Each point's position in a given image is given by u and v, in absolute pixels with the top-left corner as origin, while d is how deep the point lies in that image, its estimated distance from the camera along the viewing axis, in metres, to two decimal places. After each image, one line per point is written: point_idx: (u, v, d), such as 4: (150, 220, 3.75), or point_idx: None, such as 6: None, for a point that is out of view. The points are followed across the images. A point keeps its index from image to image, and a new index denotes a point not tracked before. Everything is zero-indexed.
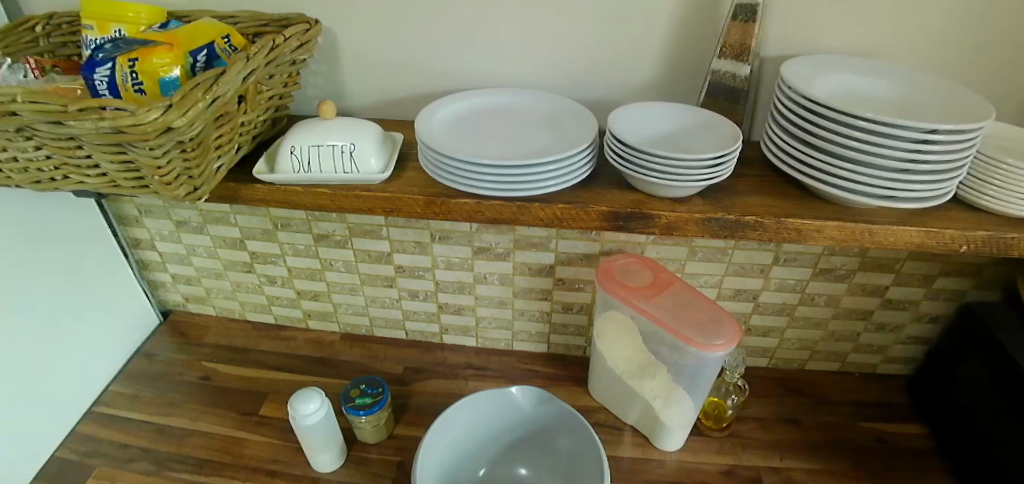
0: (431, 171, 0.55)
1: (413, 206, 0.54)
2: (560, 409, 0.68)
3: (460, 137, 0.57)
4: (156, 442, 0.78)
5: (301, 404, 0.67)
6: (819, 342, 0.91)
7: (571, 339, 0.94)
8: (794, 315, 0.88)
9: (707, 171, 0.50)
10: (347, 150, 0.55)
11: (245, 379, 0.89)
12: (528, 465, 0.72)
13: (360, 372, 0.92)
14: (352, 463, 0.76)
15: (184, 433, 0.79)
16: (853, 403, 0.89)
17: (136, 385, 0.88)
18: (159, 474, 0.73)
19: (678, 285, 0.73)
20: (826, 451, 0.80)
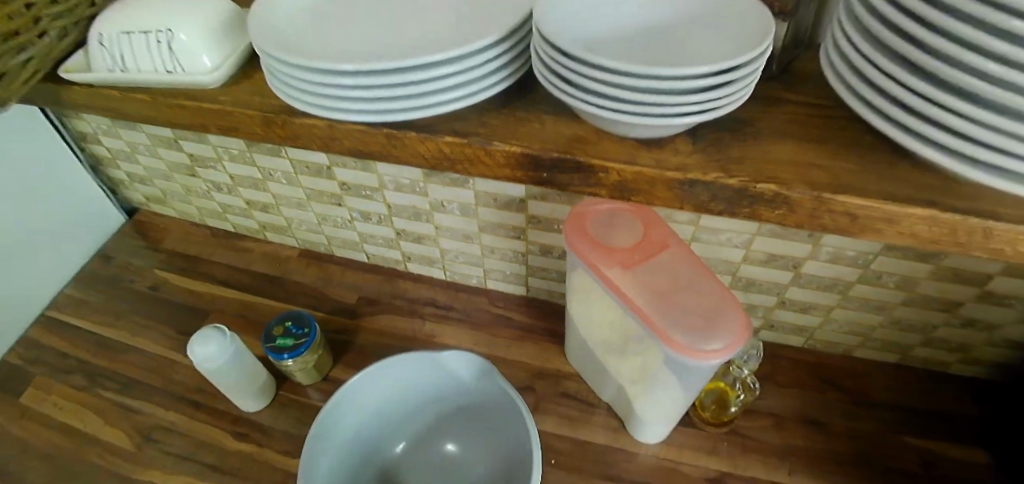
0: (275, 80, 0.37)
1: (250, 127, 0.40)
2: (495, 385, 0.54)
3: (331, 29, 0.38)
4: (96, 356, 0.77)
5: (200, 345, 0.60)
6: (875, 329, 0.69)
7: (553, 285, 0.77)
8: (848, 294, 0.65)
9: (696, 99, 0.28)
10: (164, 39, 0.42)
11: (192, 294, 0.84)
12: (457, 441, 0.62)
13: (311, 297, 0.83)
14: (279, 404, 0.69)
15: (121, 348, 0.77)
16: (901, 410, 0.69)
17: (87, 290, 0.86)
18: (90, 390, 0.72)
19: (675, 252, 0.53)
20: (849, 468, 0.64)
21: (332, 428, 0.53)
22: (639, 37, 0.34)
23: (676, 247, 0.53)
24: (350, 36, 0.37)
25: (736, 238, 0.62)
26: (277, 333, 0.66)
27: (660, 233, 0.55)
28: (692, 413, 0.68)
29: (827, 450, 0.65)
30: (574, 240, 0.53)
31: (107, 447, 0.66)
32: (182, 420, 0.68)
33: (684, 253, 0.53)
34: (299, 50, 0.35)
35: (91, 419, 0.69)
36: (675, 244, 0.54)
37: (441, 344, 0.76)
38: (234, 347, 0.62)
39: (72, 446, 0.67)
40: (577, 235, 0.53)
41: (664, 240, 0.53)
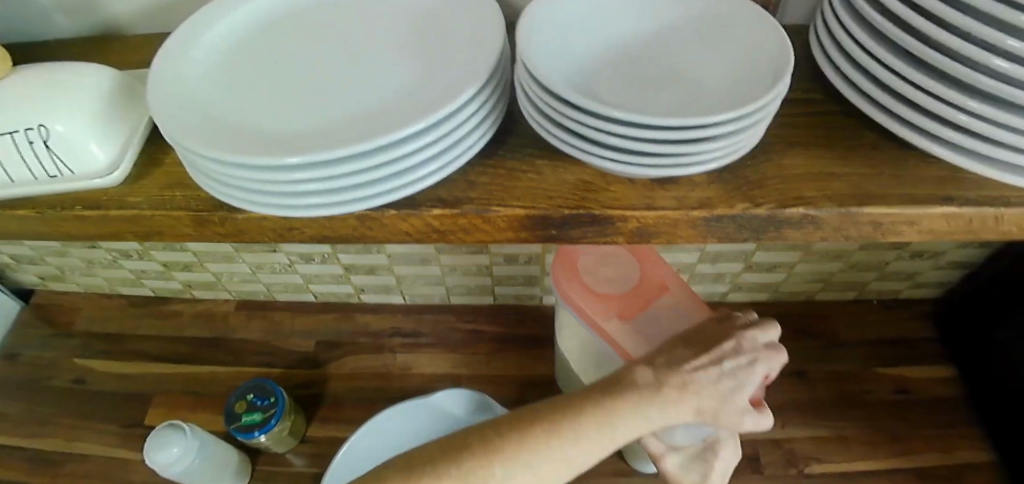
0: (208, 182, 0.31)
1: (177, 227, 0.35)
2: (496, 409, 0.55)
3: (264, 110, 0.32)
4: (35, 476, 0.69)
5: (160, 452, 0.54)
6: (835, 274, 0.70)
7: (522, 289, 0.72)
8: (811, 250, 0.65)
9: (711, 145, 0.25)
10: (38, 138, 0.35)
11: (125, 379, 0.76)
12: None
13: (263, 354, 0.75)
14: (256, 482, 0.64)
15: (61, 460, 0.70)
16: (869, 343, 0.74)
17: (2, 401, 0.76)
18: None
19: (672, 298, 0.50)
20: (831, 412, 0.69)
21: None
22: (617, 74, 0.31)
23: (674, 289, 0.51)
24: (291, 114, 0.32)
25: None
26: (240, 410, 0.60)
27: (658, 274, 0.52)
28: None
29: (809, 398, 0.70)
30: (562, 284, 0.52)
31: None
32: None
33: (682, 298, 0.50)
34: (226, 139, 0.29)
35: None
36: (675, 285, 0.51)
37: (419, 375, 0.69)
38: (200, 437, 0.57)
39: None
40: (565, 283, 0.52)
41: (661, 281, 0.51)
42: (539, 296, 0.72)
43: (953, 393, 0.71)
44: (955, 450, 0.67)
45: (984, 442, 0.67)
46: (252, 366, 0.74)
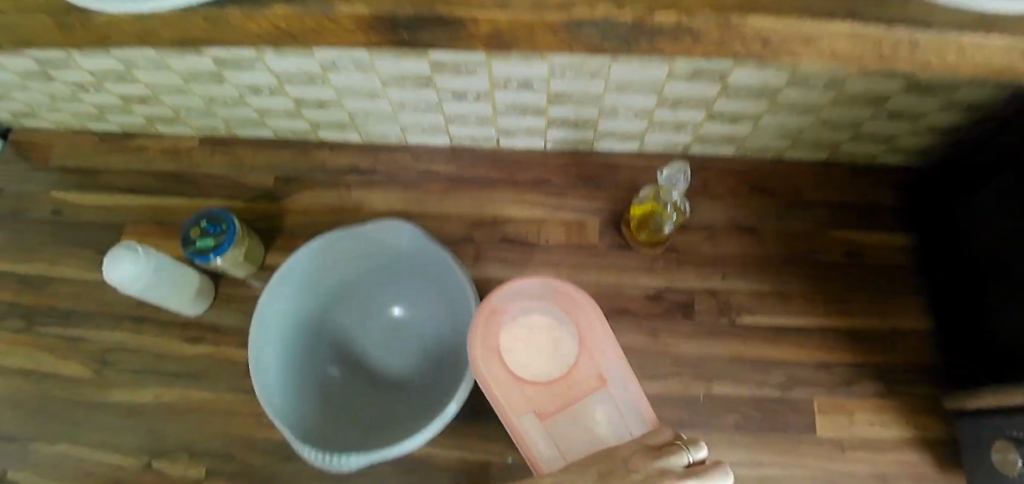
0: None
1: (48, 37, 0.34)
2: (434, 247, 0.57)
3: None
4: (40, 302, 0.80)
5: (118, 278, 0.62)
6: (803, 131, 0.67)
7: (476, 130, 0.71)
8: (776, 101, 0.60)
9: None
10: None
11: (109, 211, 0.82)
12: (402, 306, 0.65)
13: (228, 188, 0.78)
14: (224, 301, 0.74)
15: (60, 282, 0.79)
16: (832, 206, 0.72)
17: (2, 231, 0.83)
18: (47, 330, 0.77)
19: (607, 394, 0.54)
20: (779, 267, 0.70)
21: (272, 313, 0.57)
22: None
23: (612, 378, 0.55)
24: None
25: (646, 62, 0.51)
26: (196, 235, 0.67)
27: (598, 358, 0.55)
28: (630, 241, 0.69)
29: (756, 253, 0.70)
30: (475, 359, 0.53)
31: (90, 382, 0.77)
32: (138, 336, 0.75)
33: (618, 387, 0.54)
34: None
35: (58, 362, 0.79)
36: (612, 374, 0.55)
37: (371, 211, 0.74)
38: (154, 258, 0.65)
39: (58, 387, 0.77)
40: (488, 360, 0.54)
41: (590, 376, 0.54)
42: (494, 139, 0.72)
43: (906, 261, 0.71)
44: (890, 316, 0.69)
45: (926, 312, 0.70)
46: (219, 199, 0.78)
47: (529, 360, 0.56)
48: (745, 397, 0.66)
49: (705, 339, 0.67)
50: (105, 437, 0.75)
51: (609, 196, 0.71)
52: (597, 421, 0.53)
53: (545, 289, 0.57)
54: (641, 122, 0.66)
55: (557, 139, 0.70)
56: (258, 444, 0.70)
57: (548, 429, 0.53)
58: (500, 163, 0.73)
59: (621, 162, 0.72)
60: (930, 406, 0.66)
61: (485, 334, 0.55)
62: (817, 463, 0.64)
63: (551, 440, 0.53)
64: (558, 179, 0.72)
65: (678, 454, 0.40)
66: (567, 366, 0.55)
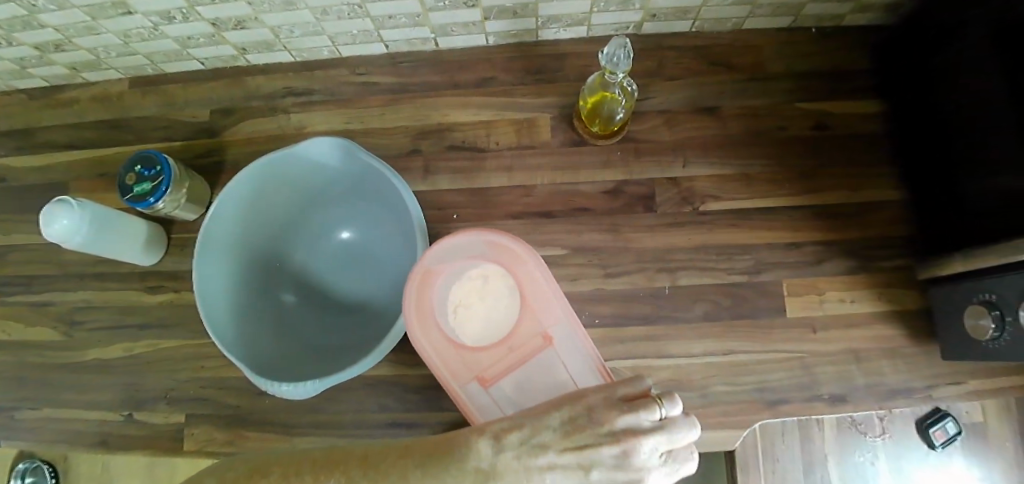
0: None
1: None
2: (366, 159, 0.53)
3: None
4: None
5: (59, 226, 0.57)
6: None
7: (410, 33, 0.66)
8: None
9: None
10: None
11: (39, 171, 0.76)
12: (352, 229, 0.63)
13: (162, 130, 0.74)
14: (176, 249, 0.70)
15: (1, 252, 0.74)
16: (792, 76, 0.69)
17: None
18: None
19: (553, 352, 0.49)
20: (744, 147, 0.67)
21: (213, 252, 0.54)
22: None
23: (559, 334, 0.50)
24: None
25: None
26: (131, 182, 0.63)
27: (542, 313, 0.51)
28: (582, 133, 0.66)
29: (718, 135, 0.67)
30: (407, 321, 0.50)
31: (47, 345, 0.71)
32: (92, 296, 0.70)
33: (567, 342, 0.49)
34: None
35: (10, 327, 0.72)
36: (560, 329, 0.50)
37: (315, 133, 0.70)
38: (92, 210, 0.60)
39: (9, 353, 0.71)
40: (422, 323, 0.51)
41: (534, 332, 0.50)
42: (430, 40, 0.68)
43: (877, 130, 0.68)
44: (862, 190, 0.66)
45: (898, 181, 0.66)
46: (155, 142, 0.73)
47: (471, 320, 0.52)
48: (715, 285, 0.63)
49: (672, 229, 0.64)
50: (71, 398, 0.68)
51: (558, 89, 0.68)
52: (548, 380, 0.48)
53: (478, 244, 0.53)
54: (584, 3, 0.61)
55: (496, 31, 0.67)
56: (238, 385, 0.65)
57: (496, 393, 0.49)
58: (439, 64, 0.70)
59: (570, 51, 0.69)
60: (904, 278, 0.64)
61: (418, 295, 0.51)
62: (790, 344, 0.63)
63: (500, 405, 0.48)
64: (505, 76, 0.69)
65: (646, 410, 0.34)
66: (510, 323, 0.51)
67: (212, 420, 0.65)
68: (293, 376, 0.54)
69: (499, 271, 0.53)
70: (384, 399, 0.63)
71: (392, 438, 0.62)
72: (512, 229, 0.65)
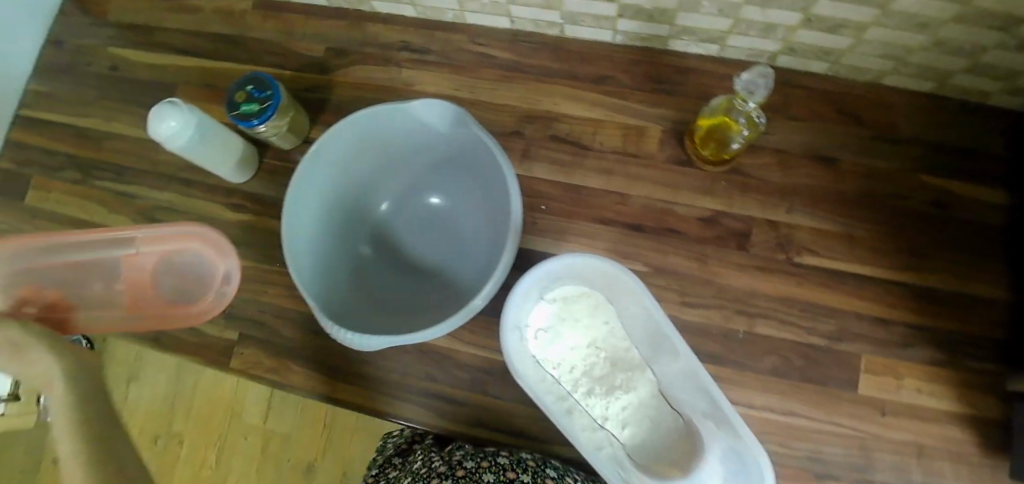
0: None
1: None
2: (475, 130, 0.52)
3: None
4: (77, 150, 0.76)
5: (158, 121, 0.57)
6: (913, 52, 0.59)
7: (540, 14, 0.65)
8: (888, 9, 0.53)
9: None
10: None
11: (152, 70, 0.77)
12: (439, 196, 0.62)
13: (276, 57, 0.75)
14: (266, 174, 0.71)
15: (101, 138, 0.76)
16: (924, 145, 0.64)
17: (50, 82, 0.79)
18: (87, 183, 0.75)
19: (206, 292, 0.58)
20: (853, 207, 0.63)
21: (308, 193, 0.54)
22: None
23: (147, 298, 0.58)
24: None
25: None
26: (241, 100, 0.63)
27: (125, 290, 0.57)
28: (691, 155, 0.64)
29: (831, 188, 0.63)
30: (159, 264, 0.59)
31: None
32: (178, 200, 0.72)
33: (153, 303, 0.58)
34: None
35: (95, 210, 0.74)
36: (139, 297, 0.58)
37: (422, 93, 0.70)
38: (198, 118, 0.60)
39: (89, 234, 0.74)
40: (205, 241, 0.59)
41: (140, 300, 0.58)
42: (560, 27, 0.67)
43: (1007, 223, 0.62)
44: (971, 281, 0.61)
45: (1015, 282, 0.61)
46: (267, 66, 0.75)
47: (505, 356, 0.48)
48: (791, 341, 0.61)
49: (759, 273, 0.62)
50: None
51: (676, 104, 0.66)
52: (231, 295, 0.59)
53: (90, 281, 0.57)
54: (724, 21, 0.60)
55: (626, 30, 0.65)
56: (297, 319, 0.66)
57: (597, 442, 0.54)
58: (560, 51, 0.69)
59: (696, 67, 0.67)
60: (996, 385, 0.59)
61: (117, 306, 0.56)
62: (856, 423, 0.60)
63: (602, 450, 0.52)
64: (624, 77, 0.67)
65: None
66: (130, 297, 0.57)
67: (266, 346, 0.66)
68: (360, 329, 0.54)
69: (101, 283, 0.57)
70: (431, 368, 0.63)
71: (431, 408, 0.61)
72: (598, 233, 0.64)
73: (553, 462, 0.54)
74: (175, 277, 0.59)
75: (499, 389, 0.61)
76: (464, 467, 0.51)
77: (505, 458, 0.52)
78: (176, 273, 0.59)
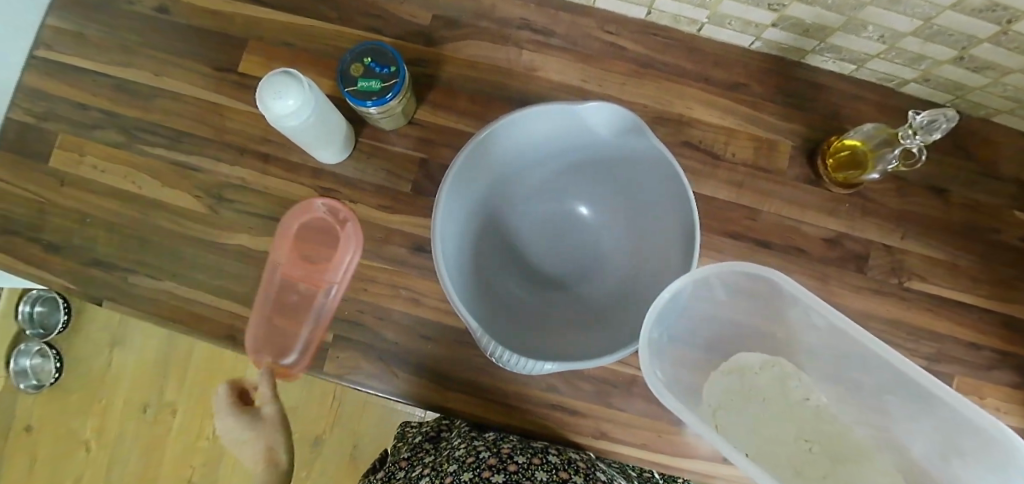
0: None
1: None
2: (648, 142, 0.48)
3: None
4: (122, 107, 0.68)
5: (273, 97, 0.47)
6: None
7: (684, 9, 0.62)
8: None
9: None
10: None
11: (217, 18, 0.68)
12: (574, 201, 0.59)
13: (372, 20, 0.66)
14: (363, 154, 0.63)
15: (152, 95, 0.67)
16: (1020, 183, 0.68)
17: (80, 21, 0.69)
18: (132, 148, 0.67)
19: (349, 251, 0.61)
20: (955, 236, 0.66)
21: (458, 195, 0.49)
22: None
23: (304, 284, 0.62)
24: None
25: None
26: (356, 73, 0.55)
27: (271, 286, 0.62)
28: (822, 175, 0.64)
29: (938, 217, 0.66)
30: (298, 246, 0.63)
31: (186, 214, 0.64)
32: (253, 178, 0.64)
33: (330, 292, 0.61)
34: None
35: (145, 182, 0.66)
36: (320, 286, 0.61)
37: (545, 81, 0.64)
38: (315, 99, 0.50)
39: (139, 208, 0.65)
40: (289, 212, 0.63)
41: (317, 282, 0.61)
42: (701, 25, 0.63)
43: None
44: None
45: None
46: (361, 28, 0.66)
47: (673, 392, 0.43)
48: None
49: (871, 294, 0.64)
50: (205, 279, 0.62)
51: (806, 119, 0.66)
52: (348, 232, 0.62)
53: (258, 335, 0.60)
54: (878, 46, 0.59)
55: (768, 39, 0.63)
56: (401, 321, 0.60)
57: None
58: (692, 51, 0.66)
59: (828, 83, 0.67)
60: None
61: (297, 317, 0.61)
62: None
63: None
64: (756, 86, 0.66)
65: None
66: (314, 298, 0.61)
67: (364, 350, 0.59)
68: (505, 341, 0.51)
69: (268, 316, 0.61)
70: (553, 379, 0.59)
71: (552, 421, 0.59)
72: (731, 249, 0.63)
73: (600, 466, 0.57)
74: (316, 244, 0.62)
75: (622, 400, 0.59)
76: (515, 462, 0.53)
77: (556, 456, 0.54)
78: (309, 244, 0.63)
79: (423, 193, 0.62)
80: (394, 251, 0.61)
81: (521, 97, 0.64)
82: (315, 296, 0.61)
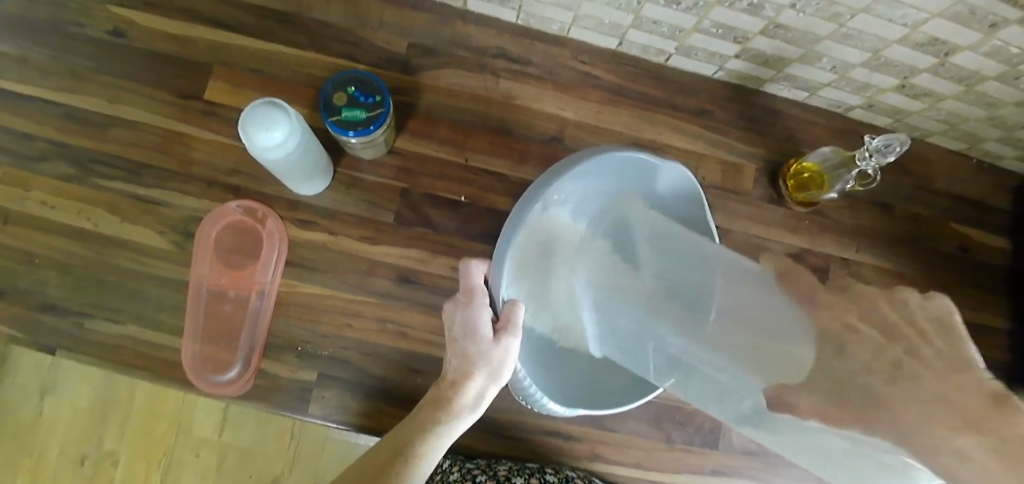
0: None
1: None
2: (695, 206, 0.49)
3: None
4: (72, 137, 0.63)
5: (258, 129, 0.46)
6: (967, 123, 0.68)
7: (654, 42, 0.65)
8: (972, 89, 0.60)
9: None
10: None
11: (178, 43, 0.65)
12: None
13: (345, 47, 0.65)
14: (342, 185, 0.61)
15: (106, 124, 0.63)
16: (952, 197, 0.75)
17: (20, 44, 0.64)
18: (86, 181, 0.62)
19: (276, 251, 0.60)
20: (901, 247, 0.73)
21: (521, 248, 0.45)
22: None
23: (232, 290, 0.61)
24: None
25: (909, 16, 0.49)
26: (340, 103, 0.54)
27: (199, 293, 0.61)
28: (783, 194, 0.69)
29: (886, 231, 0.72)
30: (216, 255, 0.61)
31: (151, 252, 0.61)
32: (222, 209, 0.61)
33: (257, 294, 0.60)
34: None
35: (101, 217, 0.62)
36: (243, 287, 0.61)
37: (523, 108, 0.65)
38: (299, 133, 0.49)
39: (97, 247, 0.61)
40: (203, 223, 0.61)
41: (246, 284, 0.61)
42: (670, 56, 0.66)
43: (1007, 265, 0.74)
44: (980, 313, 0.73)
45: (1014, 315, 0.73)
46: (335, 56, 0.64)
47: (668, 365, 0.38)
48: None
49: None
50: (174, 321, 0.60)
51: (767, 144, 0.70)
52: (273, 235, 0.61)
53: (196, 352, 0.59)
54: (831, 75, 0.64)
55: (731, 69, 0.67)
56: (389, 356, 0.59)
57: (918, 387, 0.17)
58: (661, 79, 0.69)
59: (784, 108, 0.71)
60: None
61: (224, 323, 0.60)
62: None
63: (834, 395, 0.21)
64: (721, 112, 0.70)
65: None
66: (245, 302, 0.60)
67: (349, 387, 0.59)
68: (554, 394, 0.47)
69: (201, 330, 0.60)
70: None
71: (547, 446, 0.59)
72: None
73: (595, 481, 0.57)
74: (236, 250, 0.61)
75: (615, 422, 0.60)
76: (513, 482, 0.51)
77: (552, 475, 0.54)
78: (228, 250, 0.61)
79: (405, 224, 0.61)
80: (379, 283, 0.60)
81: (500, 125, 0.65)
82: (247, 302, 0.60)
